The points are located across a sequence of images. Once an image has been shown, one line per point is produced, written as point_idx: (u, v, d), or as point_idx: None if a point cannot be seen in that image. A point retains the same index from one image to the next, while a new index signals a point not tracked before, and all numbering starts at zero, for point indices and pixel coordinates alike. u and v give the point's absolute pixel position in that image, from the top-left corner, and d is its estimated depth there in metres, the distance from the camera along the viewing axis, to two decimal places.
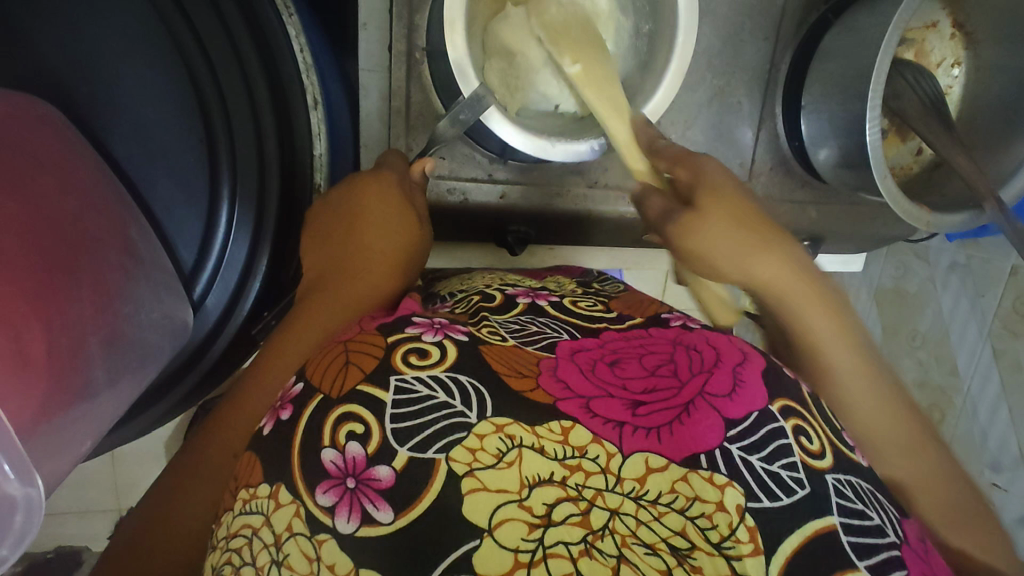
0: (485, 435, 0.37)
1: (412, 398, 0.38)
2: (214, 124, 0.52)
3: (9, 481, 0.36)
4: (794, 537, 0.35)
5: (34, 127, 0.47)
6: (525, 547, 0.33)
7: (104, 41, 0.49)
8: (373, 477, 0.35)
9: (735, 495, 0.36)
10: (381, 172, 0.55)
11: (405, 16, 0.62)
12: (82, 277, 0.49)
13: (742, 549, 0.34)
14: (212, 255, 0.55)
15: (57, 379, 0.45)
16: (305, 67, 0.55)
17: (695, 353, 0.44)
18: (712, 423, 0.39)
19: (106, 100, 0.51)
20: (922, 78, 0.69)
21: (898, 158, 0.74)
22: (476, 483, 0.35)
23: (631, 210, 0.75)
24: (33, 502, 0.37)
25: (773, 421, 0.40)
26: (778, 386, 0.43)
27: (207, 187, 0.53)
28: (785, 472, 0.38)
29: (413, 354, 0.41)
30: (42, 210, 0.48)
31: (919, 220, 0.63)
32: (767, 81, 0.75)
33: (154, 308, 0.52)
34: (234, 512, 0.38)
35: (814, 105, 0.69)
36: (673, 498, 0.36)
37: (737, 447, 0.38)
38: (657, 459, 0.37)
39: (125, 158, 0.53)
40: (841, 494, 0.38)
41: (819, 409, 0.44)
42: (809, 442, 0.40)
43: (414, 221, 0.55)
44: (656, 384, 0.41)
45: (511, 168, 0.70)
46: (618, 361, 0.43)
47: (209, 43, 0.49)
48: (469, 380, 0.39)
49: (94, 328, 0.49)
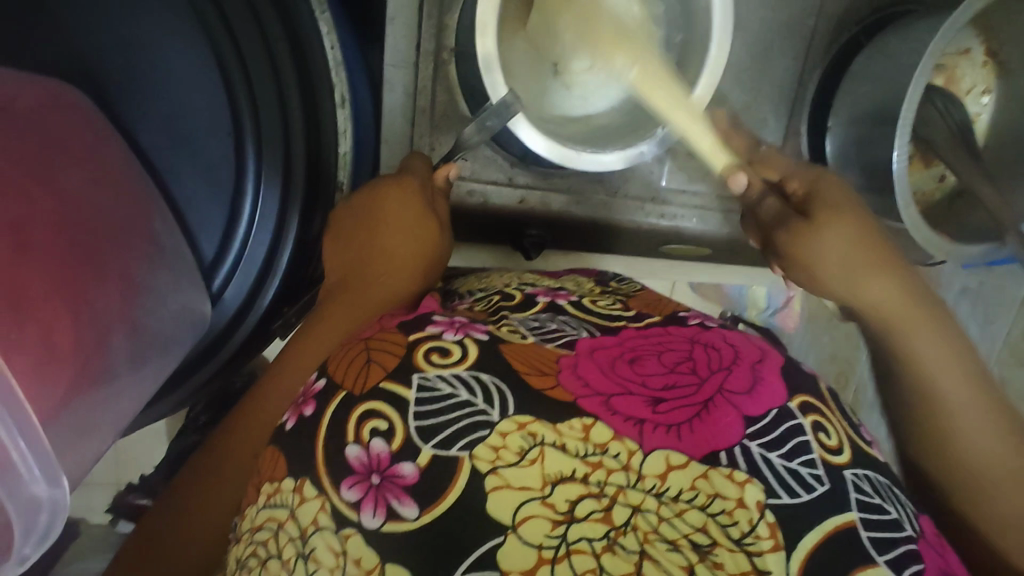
0: (508, 434, 0.37)
1: (434, 396, 0.38)
2: (241, 116, 0.51)
3: (35, 481, 0.36)
4: (812, 535, 0.35)
5: (66, 115, 0.48)
6: (549, 543, 0.33)
7: (136, 32, 0.49)
8: (399, 474, 0.36)
9: (755, 492, 0.36)
10: (403, 180, 0.54)
11: (435, 17, 0.61)
12: (107, 271, 0.49)
13: (763, 546, 0.35)
14: (234, 248, 0.54)
15: (79, 367, 0.46)
16: (336, 63, 0.55)
17: (714, 350, 0.44)
18: (732, 420, 0.39)
19: (135, 90, 0.51)
20: (952, 106, 0.69)
21: (921, 183, 0.74)
22: (498, 480, 0.35)
23: (652, 221, 0.75)
24: (58, 504, 0.37)
25: (792, 418, 0.40)
26: (798, 383, 0.43)
27: (234, 180, 0.53)
28: (806, 470, 0.38)
29: (435, 353, 0.40)
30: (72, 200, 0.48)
31: (938, 249, 0.63)
32: (794, 99, 0.74)
33: (173, 299, 0.52)
34: (257, 505, 0.38)
35: (841, 126, 0.69)
36: (694, 495, 0.36)
37: (756, 445, 0.38)
38: (678, 456, 0.37)
39: (151, 147, 0.52)
40: (859, 490, 0.38)
41: (837, 409, 0.44)
42: (827, 438, 0.40)
43: (431, 224, 0.54)
44: (676, 381, 0.41)
45: (532, 173, 0.70)
46: (639, 358, 0.42)
47: (242, 37, 0.49)
48: (491, 379, 0.39)
49: (117, 323, 0.49)
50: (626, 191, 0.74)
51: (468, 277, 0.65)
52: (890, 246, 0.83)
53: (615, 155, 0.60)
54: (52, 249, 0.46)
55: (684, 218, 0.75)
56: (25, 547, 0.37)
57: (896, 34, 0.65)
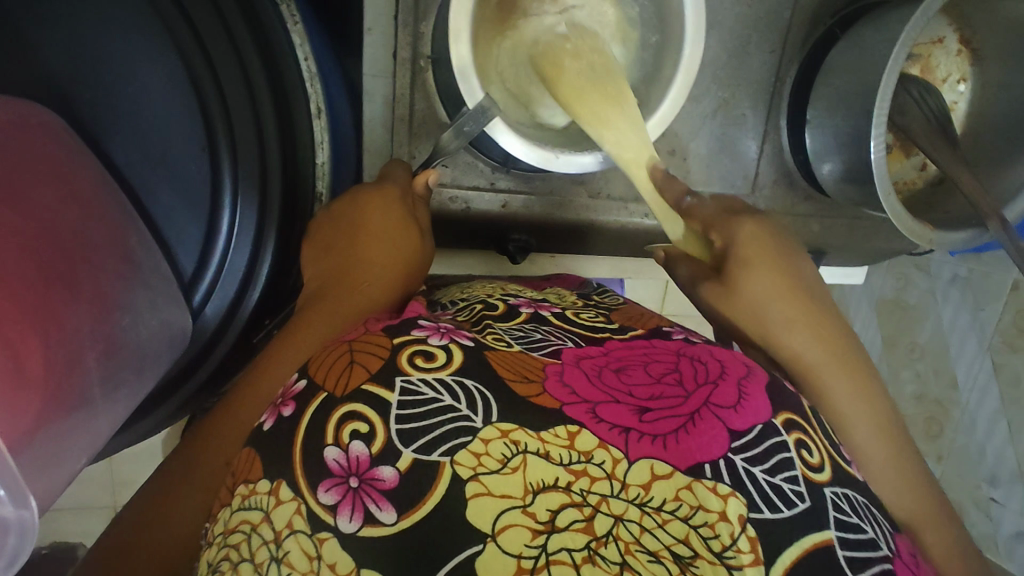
0: (491, 440, 0.36)
1: (418, 399, 0.38)
2: (215, 129, 0.51)
3: (2, 504, 0.35)
4: (793, 549, 0.35)
5: (36, 137, 0.48)
6: (528, 552, 0.33)
7: (102, 46, 0.49)
8: (378, 478, 0.35)
9: (737, 505, 0.36)
10: (383, 187, 0.56)
11: (411, 24, 0.62)
12: (80, 291, 0.49)
13: (743, 559, 0.34)
14: (212, 262, 0.54)
15: (53, 393, 0.45)
16: (309, 76, 0.56)
17: (699, 364, 0.43)
18: (717, 433, 0.38)
19: (105, 105, 0.50)
20: (928, 95, 0.70)
21: (901, 173, 0.76)
22: (480, 487, 0.35)
23: (635, 220, 0.75)
24: (27, 524, 0.36)
25: (775, 434, 0.39)
26: (782, 401, 0.42)
27: (206, 193, 0.53)
28: (788, 485, 0.37)
29: (419, 356, 0.40)
30: (44, 225, 0.48)
31: (922, 237, 0.63)
32: (772, 94, 0.75)
33: (152, 316, 0.52)
34: (232, 508, 0.37)
35: (818, 120, 0.70)
36: (677, 505, 0.35)
37: (741, 458, 0.37)
38: (661, 466, 0.36)
39: (124, 163, 0.52)
40: (837, 508, 0.37)
41: (820, 426, 0.43)
42: (809, 455, 0.39)
43: (413, 232, 0.55)
44: (661, 392, 0.40)
45: (513, 177, 0.70)
46: (623, 368, 0.42)
47: (213, 49, 0.49)
48: (475, 385, 0.39)
49: (90, 342, 0.49)
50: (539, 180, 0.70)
51: (453, 286, 0.64)
52: (874, 237, 0.84)
53: (593, 157, 0.60)
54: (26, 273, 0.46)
55: None
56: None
57: (868, 27, 0.65)
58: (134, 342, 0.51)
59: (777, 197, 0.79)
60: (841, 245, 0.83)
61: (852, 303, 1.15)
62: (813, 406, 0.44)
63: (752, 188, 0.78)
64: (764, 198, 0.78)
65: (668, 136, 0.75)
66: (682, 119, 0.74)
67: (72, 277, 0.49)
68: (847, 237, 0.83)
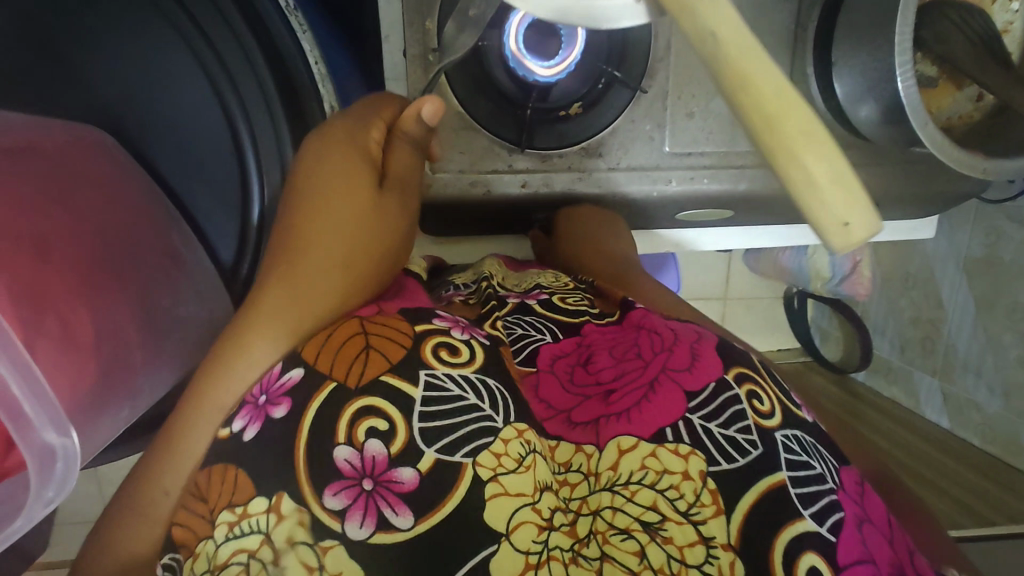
0: (510, 440, 0.39)
1: (444, 396, 0.39)
2: (242, 138, 0.58)
3: (47, 432, 0.39)
4: (749, 493, 0.38)
5: (89, 151, 0.54)
6: (535, 547, 0.36)
7: (138, 74, 0.55)
8: (395, 479, 0.37)
9: (698, 462, 0.39)
10: (330, 131, 0.50)
11: (416, 22, 0.64)
12: (127, 278, 0.55)
13: (706, 513, 0.37)
14: (248, 251, 0.62)
15: (105, 364, 0.51)
16: (321, 77, 0.60)
17: (655, 336, 0.47)
18: (673, 396, 0.42)
19: (150, 126, 0.57)
20: (971, 15, 0.65)
21: (953, 107, 0.69)
22: (498, 487, 0.37)
23: (660, 189, 0.73)
24: (71, 450, 0.40)
25: (728, 390, 0.42)
26: (730, 354, 0.45)
27: (241, 206, 0.60)
28: (741, 436, 0.40)
29: (444, 350, 0.42)
30: (90, 221, 0.54)
31: (973, 168, 0.59)
32: (794, 42, 0.72)
33: (198, 304, 0.59)
34: (217, 541, 0.36)
35: (845, 61, 0.66)
36: (644, 474, 0.39)
37: (697, 417, 0.41)
38: (628, 440, 0.40)
39: (169, 174, 0.59)
40: (787, 450, 0.40)
41: (771, 376, 0.46)
42: (761, 403, 0.42)
43: (361, 169, 0.49)
44: (623, 370, 0.45)
45: (531, 156, 0.71)
46: (591, 357, 0.47)
47: (232, 65, 0.55)
48: (497, 385, 0.41)
49: (131, 318, 0.54)
50: (554, 100, 0.70)
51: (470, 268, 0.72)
52: (934, 180, 0.77)
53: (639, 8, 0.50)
54: (75, 257, 0.52)
55: (695, 179, 0.72)
56: (48, 490, 0.40)
57: None
58: (180, 322, 0.58)
59: None
60: (897, 195, 0.77)
61: (938, 267, 1.02)
62: (760, 358, 0.47)
63: None
64: None
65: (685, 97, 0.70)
66: None
67: (119, 267, 0.55)
68: (902, 184, 0.77)
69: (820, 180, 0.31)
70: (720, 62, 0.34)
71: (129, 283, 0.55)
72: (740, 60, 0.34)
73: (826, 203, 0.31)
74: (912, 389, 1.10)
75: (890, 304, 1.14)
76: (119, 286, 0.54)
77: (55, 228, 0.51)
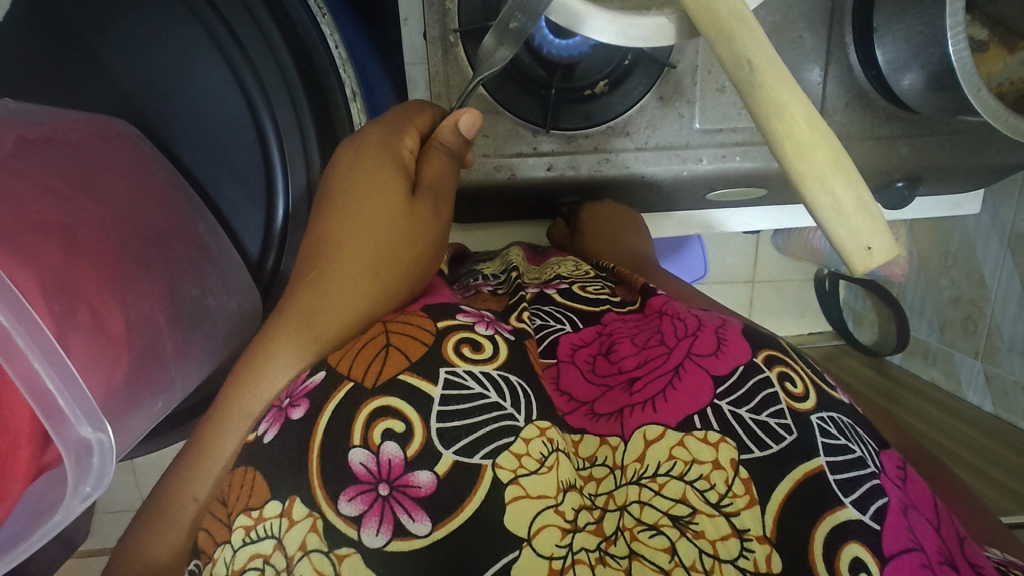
0: (531, 440, 0.37)
1: (464, 394, 0.38)
2: (264, 126, 0.57)
3: (82, 426, 0.39)
4: (784, 482, 0.36)
5: (114, 143, 0.54)
6: (559, 553, 0.34)
7: (161, 63, 0.55)
8: (412, 484, 0.35)
9: (728, 450, 0.37)
10: (365, 137, 0.50)
11: (437, 3, 0.63)
12: (157, 270, 0.55)
13: (738, 503, 0.36)
14: (275, 240, 0.61)
15: (136, 358, 0.51)
16: (342, 62, 0.58)
17: (679, 321, 0.46)
18: (702, 381, 0.40)
19: (172, 116, 0.57)
20: None
21: (1005, 71, 0.62)
22: (519, 491, 0.35)
23: (690, 170, 0.70)
24: (106, 444, 0.40)
25: (759, 372, 0.40)
26: (760, 338, 0.43)
27: (265, 196, 0.60)
28: (774, 420, 0.38)
29: (466, 346, 0.41)
30: (119, 211, 0.54)
31: None
32: (832, 10, 0.68)
33: (229, 296, 0.59)
34: (232, 547, 0.36)
35: (888, 28, 0.62)
36: (672, 465, 0.37)
37: (726, 403, 0.39)
38: (653, 429, 0.39)
39: (192, 163, 0.59)
40: (824, 433, 0.38)
41: (803, 360, 0.44)
42: (793, 385, 0.40)
43: (396, 177, 0.48)
44: (647, 358, 0.44)
45: (556, 137, 0.69)
46: (614, 347, 0.46)
47: (252, 50, 0.54)
48: (519, 381, 0.40)
49: (161, 307, 0.54)
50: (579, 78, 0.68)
51: (494, 259, 0.70)
52: (981, 153, 0.74)
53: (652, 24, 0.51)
54: (99, 251, 0.51)
55: (727, 157, 0.69)
56: (85, 485, 0.40)
57: None
58: (210, 312, 0.58)
59: (851, 122, 0.71)
60: (941, 168, 0.74)
61: (982, 243, 0.97)
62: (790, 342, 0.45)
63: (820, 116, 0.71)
64: (836, 125, 0.71)
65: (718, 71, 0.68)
66: None
67: (149, 258, 0.55)
68: (948, 157, 0.73)
69: (848, 209, 0.33)
70: (756, 89, 0.36)
71: (158, 275, 0.55)
72: (776, 88, 0.35)
73: (853, 227, 0.33)
74: (951, 369, 1.06)
75: (931, 285, 1.09)
76: (147, 275, 0.54)
77: (80, 221, 0.51)
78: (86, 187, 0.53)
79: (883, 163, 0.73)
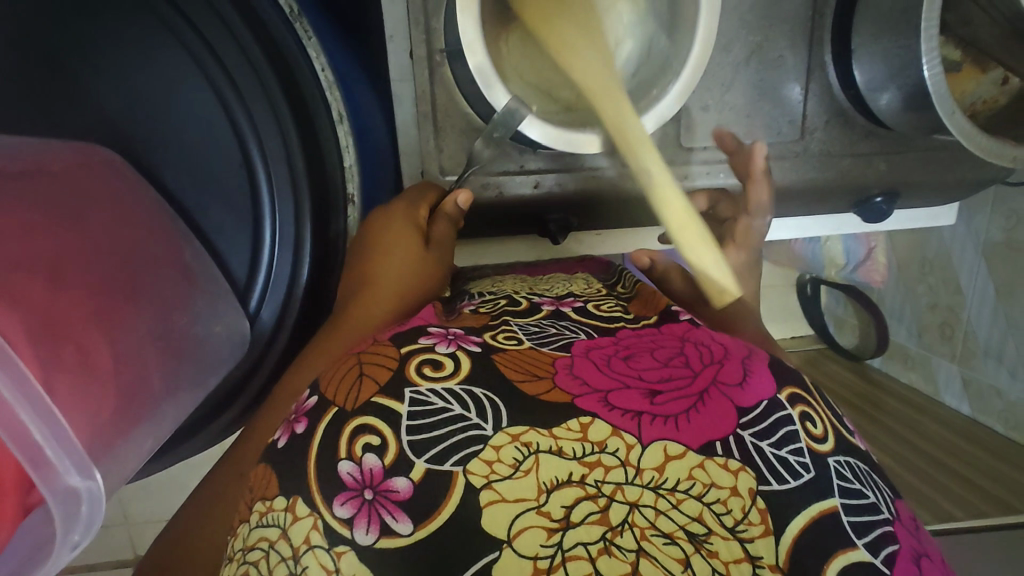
0: (502, 446, 0.36)
1: (427, 409, 0.38)
2: (250, 147, 0.57)
3: (69, 476, 0.39)
4: (800, 519, 0.35)
5: (98, 173, 0.54)
6: (545, 552, 0.32)
7: (142, 84, 0.54)
8: (391, 488, 0.35)
9: (747, 479, 0.36)
10: (387, 214, 0.62)
11: (422, 22, 0.63)
12: (144, 303, 0.55)
13: (754, 531, 0.34)
14: (262, 271, 0.61)
15: (124, 392, 0.51)
16: (329, 85, 0.58)
17: (705, 349, 0.44)
18: (725, 410, 0.39)
19: (154, 138, 0.56)
20: None
21: (978, 91, 0.65)
22: (494, 495, 0.34)
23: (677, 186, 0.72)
24: (95, 492, 0.40)
25: (780, 409, 0.40)
26: (785, 375, 0.43)
27: (252, 219, 0.59)
28: (793, 457, 0.38)
29: (426, 366, 0.40)
30: (104, 245, 0.54)
31: (1002, 156, 0.57)
32: (811, 29, 0.70)
33: (214, 320, 0.59)
34: (249, 525, 0.37)
35: (865, 50, 0.64)
36: (691, 485, 0.35)
37: (748, 435, 0.38)
38: (674, 446, 0.36)
39: (175, 185, 0.58)
40: (841, 476, 0.38)
41: (823, 399, 0.44)
42: (814, 427, 0.40)
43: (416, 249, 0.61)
44: (670, 374, 0.41)
45: (543, 156, 0.70)
46: (632, 355, 0.43)
47: (237, 74, 0.55)
48: (483, 392, 0.39)
49: (150, 341, 0.55)
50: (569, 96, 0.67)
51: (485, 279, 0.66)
52: (956, 168, 0.76)
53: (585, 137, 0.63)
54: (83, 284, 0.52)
55: (712, 174, 0.72)
56: (72, 535, 0.39)
57: None
58: (198, 341, 0.58)
59: (832, 139, 0.73)
60: (921, 184, 0.76)
61: (957, 253, 1.00)
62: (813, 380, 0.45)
63: (801, 133, 0.72)
64: (817, 142, 0.73)
65: (700, 90, 0.70)
66: (712, 73, 0.70)
67: (134, 291, 0.55)
68: (926, 172, 0.75)
69: (695, 239, 0.58)
70: None
71: (145, 307, 0.55)
72: None
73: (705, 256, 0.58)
74: (930, 373, 1.05)
75: (907, 291, 1.09)
76: (131, 303, 0.54)
77: None
78: (72, 220, 0.53)
79: (862, 178, 0.74)
